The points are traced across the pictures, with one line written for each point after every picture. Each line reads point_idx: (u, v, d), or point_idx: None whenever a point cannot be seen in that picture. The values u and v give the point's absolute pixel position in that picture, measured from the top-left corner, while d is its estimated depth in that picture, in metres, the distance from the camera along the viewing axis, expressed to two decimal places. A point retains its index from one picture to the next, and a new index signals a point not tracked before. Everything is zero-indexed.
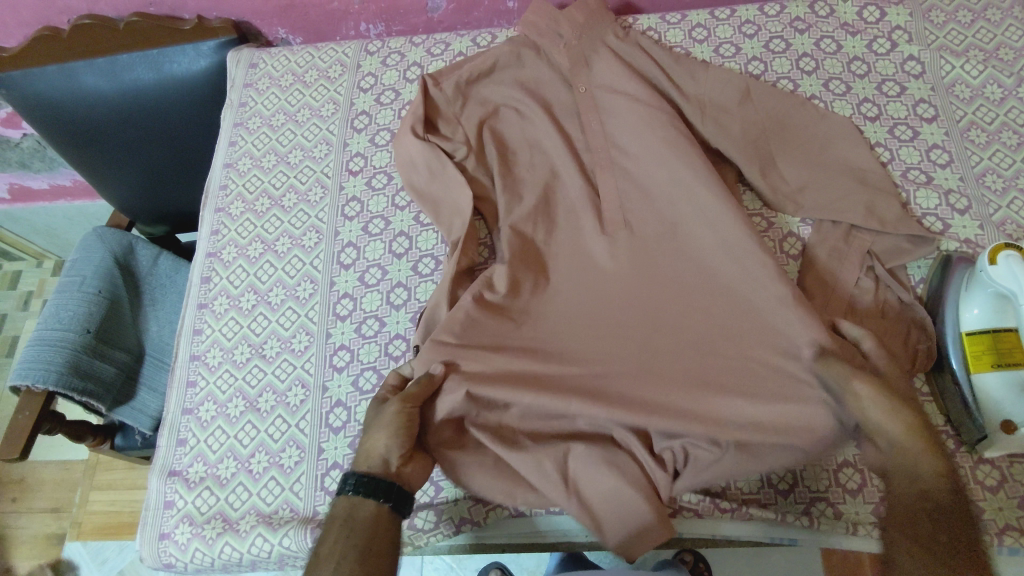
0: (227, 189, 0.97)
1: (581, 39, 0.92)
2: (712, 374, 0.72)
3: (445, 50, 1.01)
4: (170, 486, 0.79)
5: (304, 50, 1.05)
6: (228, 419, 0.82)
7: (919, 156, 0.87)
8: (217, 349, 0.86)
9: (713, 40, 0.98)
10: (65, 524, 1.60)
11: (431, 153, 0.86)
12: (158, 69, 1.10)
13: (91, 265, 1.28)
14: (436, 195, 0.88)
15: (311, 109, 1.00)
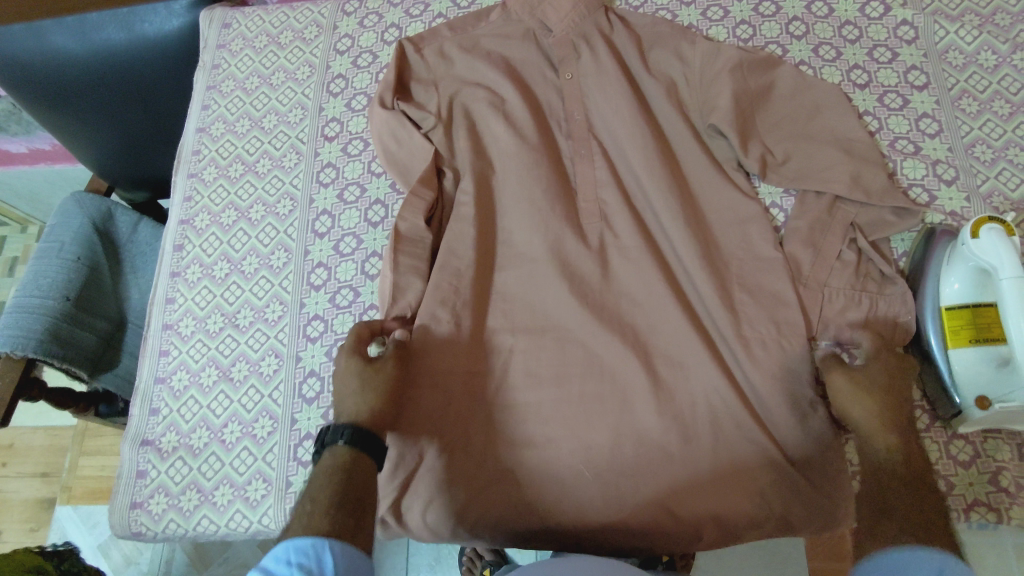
0: (200, 154, 0.94)
1: (565, 9, 0.90)
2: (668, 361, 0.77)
3: (424, 10, 0.98)
4: (143, 456, 0.79)
5: (278, 9, 1.01)
6: (200, 389, 0.81)
7: (909, 125, 0.85)
8: (190, 318, 0.85)
9: (701, 2, 0.95)
10: (54, 489, 1.61)
11: (398, 121, 0.85)
12: (129, 29, 1.05)
13: (69, 231, 1.26)
14: (406, 162, 0.86)
15: (286, 71, 0.97)
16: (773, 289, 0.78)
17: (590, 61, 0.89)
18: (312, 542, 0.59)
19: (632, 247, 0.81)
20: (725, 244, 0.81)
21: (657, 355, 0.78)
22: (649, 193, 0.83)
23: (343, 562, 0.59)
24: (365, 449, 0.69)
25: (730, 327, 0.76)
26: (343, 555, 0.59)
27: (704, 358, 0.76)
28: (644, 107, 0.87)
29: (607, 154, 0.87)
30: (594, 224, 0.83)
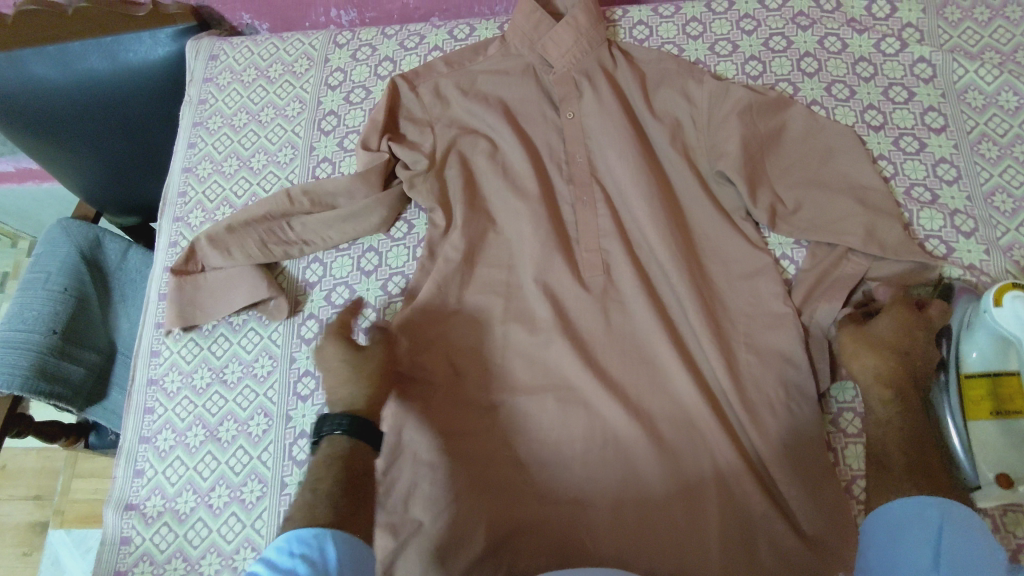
0: (186, 196, 0.91)
1: (567, 45, 0.85)
2: (665, 428, 0.75)
3: (419, 43, 0.94)
4: (127, 521, 0.76)
5: (267, 40, 0.97)
6: (187, 450, 0.78)
7: (925, 171, 0.81)
8: (176, 373, 0.82)
9: (709, 36, 0.90)
10: (46, 512, 1.58)
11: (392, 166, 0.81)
12: (113, 59, 1.01)
13: (57, 261, 1.22)
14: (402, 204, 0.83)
15: (275, 108, 0.93)
16: (781, 347, 0.75)
17: (592, 101, 0.85)
18: (316, 532, 0.59)
19: (635, 303, 0.79)
20: (733, 299, 0.78)
21: (661, 413, 0.75)
22: (653, 245, 0.80)
23: (345, 551, 0.59)
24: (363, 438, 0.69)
25: (736, 389, 0.73)
26: (344, 544, 0.59)
27: (710, 421, 0.73)
28: (648, 152, 0.83)
29: (610, 201, 0.83)
30: (593, 278, 0.80)
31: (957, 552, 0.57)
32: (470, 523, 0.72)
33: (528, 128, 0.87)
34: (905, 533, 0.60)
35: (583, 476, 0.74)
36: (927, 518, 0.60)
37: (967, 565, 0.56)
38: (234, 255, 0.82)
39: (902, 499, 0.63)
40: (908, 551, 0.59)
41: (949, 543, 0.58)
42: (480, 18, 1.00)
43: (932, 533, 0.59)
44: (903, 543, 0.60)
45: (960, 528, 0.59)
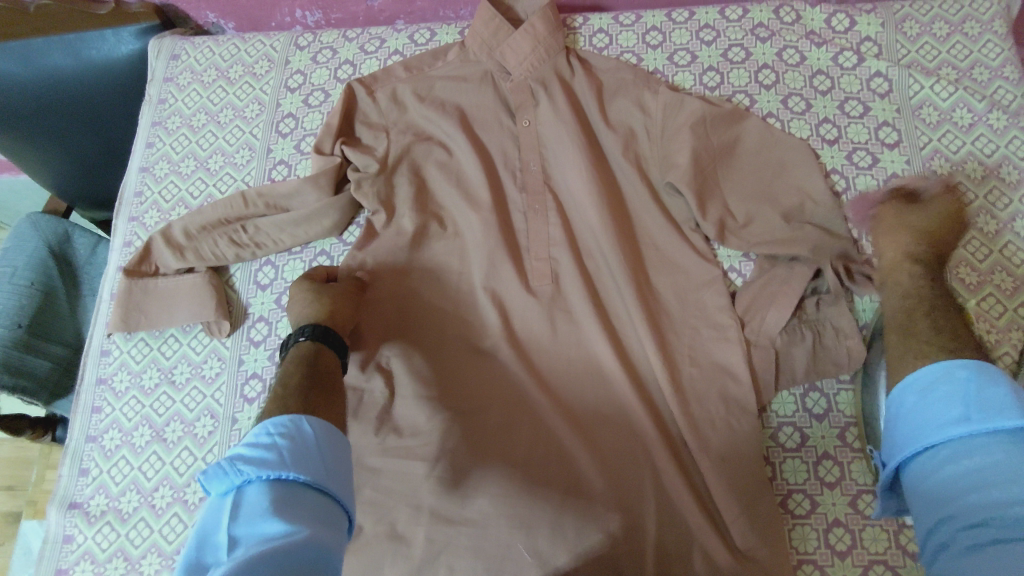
0: (142, 196, 0.91)
1: (523, 52, 0.85)
2: (605, 437, 0.75)
3: (379, 47, 0.94)
4: (70, 520, 0.76)
5: (229, 41, 0.97)
6: (132, 450, 0.78)
7: (877, 187, 0.81)
8: (125, 373, 0.82)
9: (668, 46, 0.90)
10: (20, 502, 1.59)
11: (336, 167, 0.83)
12: (75, 55, 1.01)
13: (23, 255, 1.23)
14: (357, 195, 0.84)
15: (234, 109, 0.93)
16: (723, 360, 0.75)
17: (547, 109, 0.84)
18: (286, 417, 0.57)
19: (581, 312, 0.79)
20: (681, 310, 0.78)
21: (605, 422, 0.76)
22: (603, 254, 0.80)
23: (318, 427, 0.57)
24: (327, 344, 0.71)
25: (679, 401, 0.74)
26: (320, 425, 0.58)
27: (652, 433, 0.73)
28: (602, 162, 0.83)
29: (561, 209, 0.83)
30: (542, 286, 0.81)
31: (986, 402, 0.54)
32: (410, 528, 0.73)
33: (484, 136, 0.87)
34: (933, 395, 0.57)
35: (522, 484, 0.74)
36: (955, 375, 0.57)
37: (999, 412, 0.53)
38: (187, 256, 0.83)
39: (931, 365, 0.59)
40: (933, 410, 0.56)
41: (982, 397, 0.55)
42: (443, 22, 0.99)
43: (957, 388, 0.56)
44: (929, 405, 0.57)
45: (990, 383, 0.55)
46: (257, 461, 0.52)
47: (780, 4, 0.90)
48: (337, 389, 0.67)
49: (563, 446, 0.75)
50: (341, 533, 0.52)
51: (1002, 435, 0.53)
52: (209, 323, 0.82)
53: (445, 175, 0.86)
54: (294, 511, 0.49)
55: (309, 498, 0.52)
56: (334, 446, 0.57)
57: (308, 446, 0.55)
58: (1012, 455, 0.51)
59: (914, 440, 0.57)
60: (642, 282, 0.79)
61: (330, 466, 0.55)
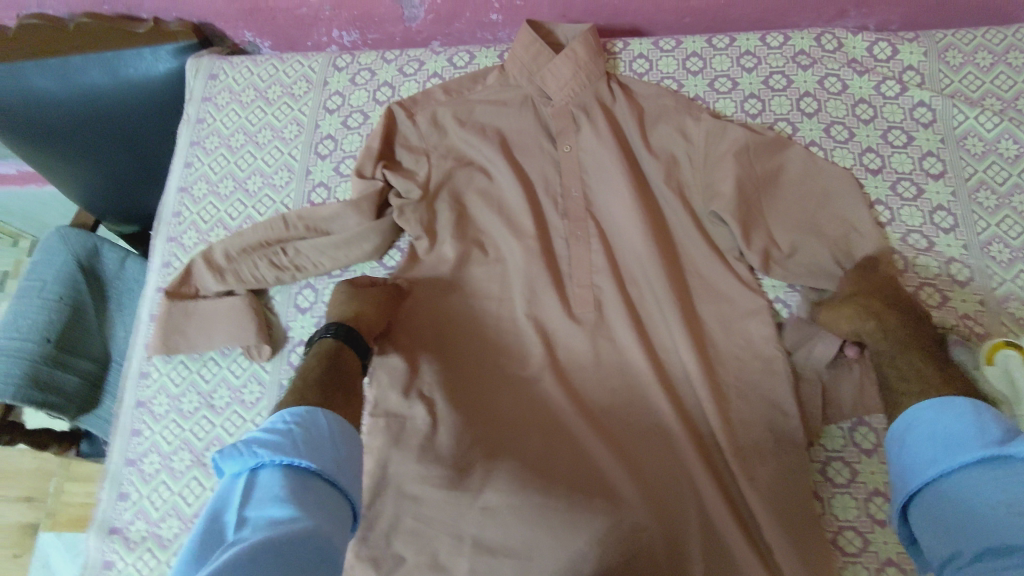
0: (180, 216, 0.91)
1: (566, 78, 0.85)
2: (651, 470, 0.74)
3: (418, 69, 0.94)
4: (110, 545, 0.76)
5: (267, 61, 0.97)
6: (172, 474, 0.78)
7: (922, 218, 0.81)
8: (164, 396, 0.82)
9: (709, 72, 0.90)
10: (40, 514, 1.58)
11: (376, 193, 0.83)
12: (113, 74, 1.01)
13: (52, 269, 1.23)
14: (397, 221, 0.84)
15: (273, 130, 0.93)
16: (769, 392, 0.75)
17: (589, 135, 0.84)
18: (304, 408, 0.60)
19: (625, 341, 0.79)
20: (726, 340, 0.78)
21: (649, 454, 0.75)
22: (646, 283, 0.80)
23: (334, 422, 0.60)
24: (349, 344, 0.73)
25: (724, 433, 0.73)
26: (336, 421, 0.60)
27: (698, 466, 0.72)
28: (645, 189, 0.83)
29: (604, 236, 0.83)
30: (585, 314, 0.80)
31: (954, 436, 0.56)
32: (456, 559, 0.72)
33: (525, 161, 0.87)
34: (914, 435, 0.59)
35: (567, 516, 0.73)
36: (927, 416, 0.59)
37: (965, 445, 0.55)
38: (227, 278, 0.83)
39: (912, 409, 0.61)
40: (911, 452, 0.59)
41: (949, 433, 0.56)
42: (481, 44, 1.00)
43: (930, 427, 0.58)
44: (911, 448, 0.59)
45: (962, 415, 0.57)
46: (271, 445, 0.54)
47: (822, 32, 0.90)
48: (355, 391, 0.69)
49: (607, 478, 0.74)
50: (345, 526, 0.53)
51: (984, 468, 0.53)
52: (248, 347, 0.81)
53: (486, 200, 0.85)
54: (302, 497, 0.51)
55: (316, 485, 0.53)
56: (348, 441, 0.60)
57: (323, 437, 0.57)
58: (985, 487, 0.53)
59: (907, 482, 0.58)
60: (688, 310, 0.78)
61: (342, 458, 0.57)
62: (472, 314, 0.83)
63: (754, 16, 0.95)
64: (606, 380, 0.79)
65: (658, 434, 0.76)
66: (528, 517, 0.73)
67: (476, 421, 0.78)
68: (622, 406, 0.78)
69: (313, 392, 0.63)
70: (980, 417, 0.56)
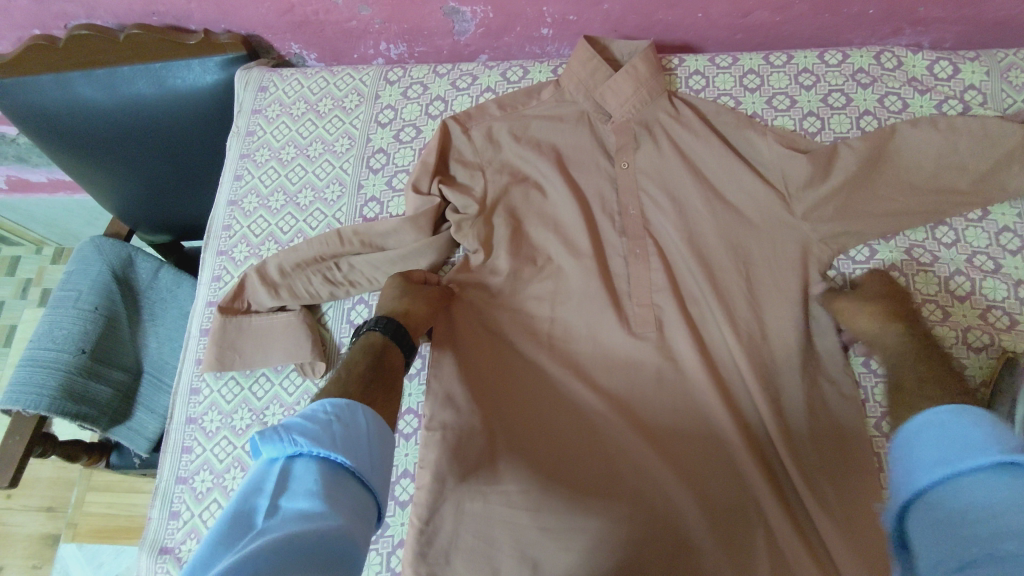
0: (231, 230, 0.92)
1: (626, 94, 0.84)
2: (716, 494, 0.72)
3: (471, 84, 0.93)
4: (161, 565, 0.76)
5: (318, 73, 0.97)
6: (224, 493, 0.78)
7: (988, 240, 0.79)
8: (215, 413, 0.82)
9: (766, 90, 0.90)
10: (60, 525, 1.55)
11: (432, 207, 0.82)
12: (160, 83, 1.01)
13: (87, 279, 1.22)
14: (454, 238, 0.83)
15: (324, 143, 0.94)
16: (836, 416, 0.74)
17: (648, 152, 0.83)
18: (345, 402, 0.57)
19: (688, 362, 0.77)
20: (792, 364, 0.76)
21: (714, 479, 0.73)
22: (708, 304, 0.78)
23: (371, 421, 0.57)
24: (394, 341, 0.71)
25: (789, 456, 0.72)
26: (373, 418, 0.58)
27: (766, 493, 0.70)
28: (706, 207, 0.81)
29: (663, 255, 0.82)
30: (645, 335, 0.79)
31: (960, 439, 0.49)
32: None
33: (581, 177, 0.85)
34: (918, 440, 0.52)
35: (633, 540, 0.71)
36: (937, 418, 0.53)
37: (970, 448, 0.48)
38: (281, 293, 0.82)
39: (925, 412, 0.55)
40: (914, 460, 0.51)
41: (961, 436, 0.49)
42: (530, 59, 0.99)
43: (942, 432, 0.51)
44: (917, 453, 0.52)
45: (977, 421, 0.50)
46: (311, 435, 0.52)
47: (881, 50, 0.89)
48: (397, 386, 0.68)
49: (672, 504, 0.72)
50: (370, 532, 0.51)
51: (991, 473, 0.46)
52: (303, 363, 0.81)
53: (541, 216, 0.84)
54: (335, 497, 0.49)
55: (349, 485, 0.51)
56: (382, 444, 0.57)
57: (360, 436, 0.55)
58: (993, 492, 0.45)
59: (902, 487, 0.51)
60: (753, 332, 0.77)
61: (376, 460, 0.55)
62: (530, 333, 0.81)
63: (809, 33, 0.94)
64: (669, 402, 0.77)
65: (722, 458, 0.74)
66: (591, 545, 0.71)
67: (534, 441, 0.77)
68: (685, 428, 0.76)
69: (355, 383, 0.62)
70: (996, 427, 0.50)
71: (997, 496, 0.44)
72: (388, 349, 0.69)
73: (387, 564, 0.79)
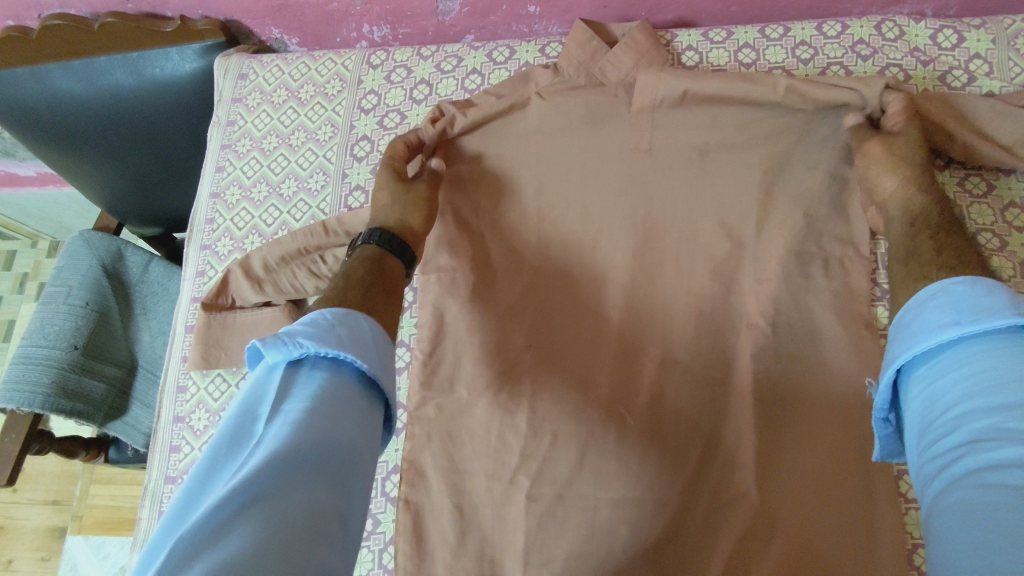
0: (214, 224, 0.91)
1: (625, 66, 0.79)
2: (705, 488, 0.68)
3: (457, 65, 0.90)
4: None
5: (298, 59, 0.94)
6: None
7: (994, 216, 0.75)
8: (203, 412, 0.82)
9: (762, 64, 0.87)
10: (65, 517, 1.56)
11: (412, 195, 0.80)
12: (139, 74, 0.99)
13: (78, 274, 1.21)
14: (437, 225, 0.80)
15: (306, 131, 0.91)
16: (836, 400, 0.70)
17: None
18: (345, 309, 0.55)
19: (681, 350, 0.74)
20: (796, 352, 0.70)
21: (704, 485, 0.69)
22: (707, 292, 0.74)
23: (375, 329, 0.55)
24: (390, 252, 0.69)
25: (772, 457, 0.68)
26: (376, 326, 0.56)
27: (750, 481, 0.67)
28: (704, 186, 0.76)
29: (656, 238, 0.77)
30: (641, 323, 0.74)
31: (978, 304, 0.48)
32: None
33: None
34: (931, 305, 0.51)
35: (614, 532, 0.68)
36: (952, 288, 0.51)
37: (990, 310, 0.47)
38: (265, 289, 0.80)
39: (935, 283, 0.53)
40: (924, 322, 0.50)
41: (977, 301, 0.48)
42: (517, 38, 0.95)
43: (956, 299, 0.50)
44: (924, 316, 0.51)
45: (991, 288, 0.49)
46: (316, 338, 0.50)
47: (882, 19, 0.85)
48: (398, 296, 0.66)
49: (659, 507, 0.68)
50: (378, 436, 0.51)
51: (1002, 341, 0.46)
52: None
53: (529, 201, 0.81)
54: (339, 405, 0.48)
55: (355, 391, 0.51)
56: (384, 348, 0.55)
57: (365, 338, 0.53)
58: (999, 360, 0.45)
59: (902, 350, 0.51)
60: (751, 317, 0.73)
61: (384, 361, 0.54)
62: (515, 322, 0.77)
63: (807, 4, 0.89)
64: None
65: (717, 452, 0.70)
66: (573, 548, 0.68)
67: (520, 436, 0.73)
68: None
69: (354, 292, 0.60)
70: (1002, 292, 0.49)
71: (1001, 368, 0.45)
72: (386, 258, 0.67)
73: (378, 561, 0.78)
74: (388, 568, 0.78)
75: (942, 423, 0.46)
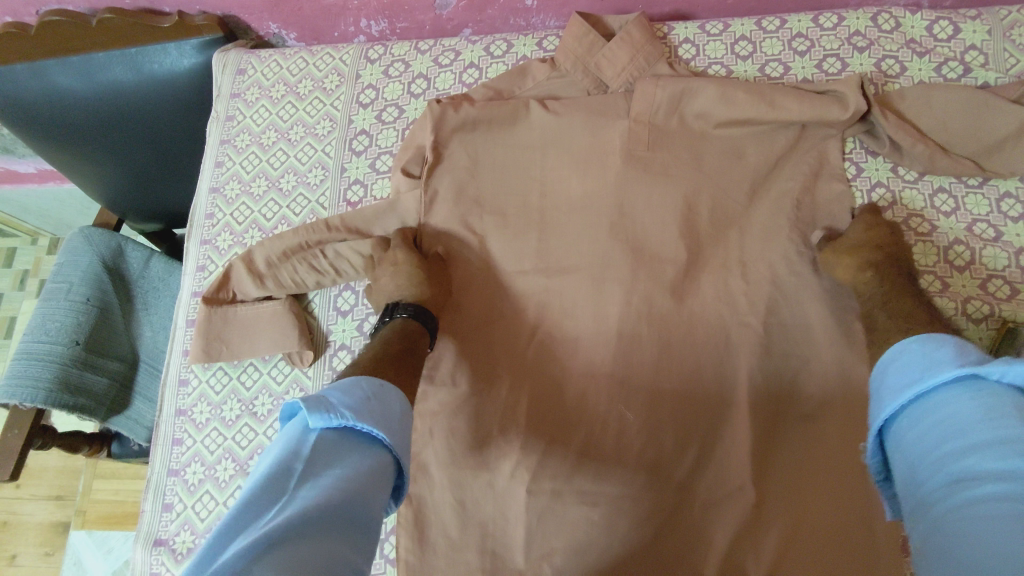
0: (214, 219, 0.91)
1: (621, 63, 0.80)
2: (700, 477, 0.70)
3: (454, 60, 0.90)
4: (156, 557, 0.78)
5: (297, 54, 0.94)
6: (217, 484, 0.79)
7: (989, 206, 0.76)
8: (205, 405, 0.83)
9: (758, 57, 0.87)
10: (68, 512, 1.56)
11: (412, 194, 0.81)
12: (137, 69, 0.99)
13: (79, 270, 1.21)
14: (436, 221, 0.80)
15: (305, 126, 0.92)
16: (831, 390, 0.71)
17: None
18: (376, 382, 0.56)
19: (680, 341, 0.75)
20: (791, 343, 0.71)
21: (701, 474, 0.70)
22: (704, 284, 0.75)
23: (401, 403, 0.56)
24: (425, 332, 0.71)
25: (767, 442, 0.69)
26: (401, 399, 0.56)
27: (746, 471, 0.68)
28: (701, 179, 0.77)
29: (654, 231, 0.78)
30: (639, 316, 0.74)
31: (930, 360, 0.51)
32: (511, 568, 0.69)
33: None
34: (894, 369, 0.54)
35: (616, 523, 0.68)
36: (909, 348, 0.54)
37: (940, 365, 0.49)
38: (267, 283, 0.81)
39: (896, 346, 0.56)
40: (889, 386, 0.53)
41: (931, 358, 0.51)
42: (514, 32, 0.95)
43: (914, 357, 0.52)
44: (890, 379, 0.53)
45: (942, 344, 0.52)
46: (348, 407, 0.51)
47: (878, 11, 0.85)
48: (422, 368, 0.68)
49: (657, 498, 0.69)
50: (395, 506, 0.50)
51: (958, 389, 0.48)
52: (291, 353, 0.81)
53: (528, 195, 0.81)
54: (362, 473, 0.48)
55: (378, 461, 0.50)
56: (408, 424, 0.55)
57: (392, 411, 0.54)
58: (959, 407, 0.47)
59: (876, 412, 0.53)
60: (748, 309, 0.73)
61: (405, 434, 0.54)
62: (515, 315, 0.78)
63: None
64: None
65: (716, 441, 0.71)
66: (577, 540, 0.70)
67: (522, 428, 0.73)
68: None
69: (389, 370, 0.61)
70: (954, 347, 0.52)
71: (964, 414, 0.46)
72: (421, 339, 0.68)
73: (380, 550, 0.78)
74: (389, 557, 0.78)
75: (920, 473, 0.47)
